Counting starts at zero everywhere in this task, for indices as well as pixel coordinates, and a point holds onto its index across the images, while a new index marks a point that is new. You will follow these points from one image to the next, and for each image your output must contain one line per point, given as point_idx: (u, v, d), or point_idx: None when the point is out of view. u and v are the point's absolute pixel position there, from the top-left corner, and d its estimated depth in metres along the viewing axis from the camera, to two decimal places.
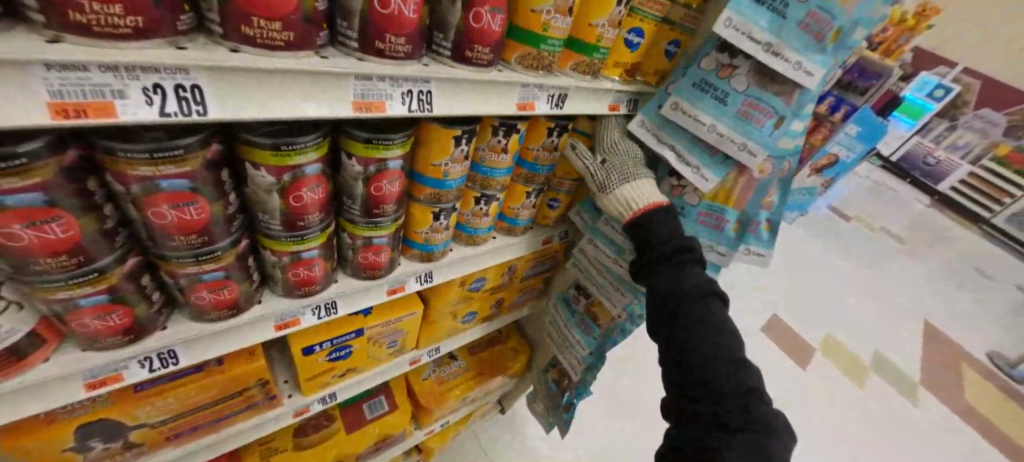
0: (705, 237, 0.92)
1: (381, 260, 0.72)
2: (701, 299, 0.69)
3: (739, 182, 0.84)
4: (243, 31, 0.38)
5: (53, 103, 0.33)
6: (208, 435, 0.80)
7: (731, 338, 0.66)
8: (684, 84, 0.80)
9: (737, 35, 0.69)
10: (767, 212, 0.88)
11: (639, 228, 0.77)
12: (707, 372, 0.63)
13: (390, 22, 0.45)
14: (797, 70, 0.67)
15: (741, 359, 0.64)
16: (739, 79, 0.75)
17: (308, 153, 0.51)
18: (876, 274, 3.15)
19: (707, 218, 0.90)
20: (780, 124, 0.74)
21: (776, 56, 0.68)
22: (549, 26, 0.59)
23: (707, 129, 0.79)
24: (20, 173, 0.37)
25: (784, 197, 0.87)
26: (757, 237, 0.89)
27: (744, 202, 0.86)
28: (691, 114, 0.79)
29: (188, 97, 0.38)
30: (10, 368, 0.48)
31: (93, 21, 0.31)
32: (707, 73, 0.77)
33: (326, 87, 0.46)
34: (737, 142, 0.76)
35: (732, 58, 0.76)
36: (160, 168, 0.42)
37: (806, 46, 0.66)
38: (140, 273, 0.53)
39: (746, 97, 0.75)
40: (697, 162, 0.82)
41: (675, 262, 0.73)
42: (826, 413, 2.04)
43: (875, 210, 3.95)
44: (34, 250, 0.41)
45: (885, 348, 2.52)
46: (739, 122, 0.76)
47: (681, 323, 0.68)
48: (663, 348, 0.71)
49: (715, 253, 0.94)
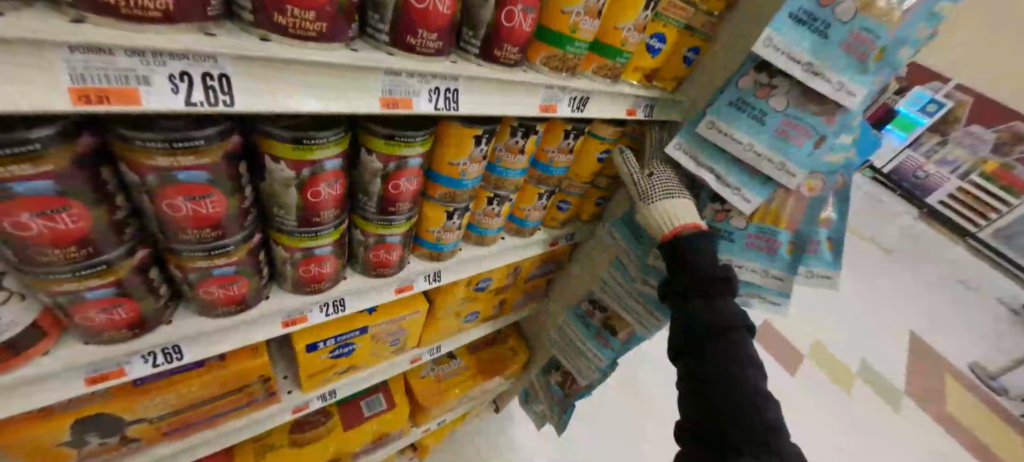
0: (758, 261, 0.88)
1: (392, 258, 0.71)
2: (732, 330, 0.68)
3: (789, 202, 0.81)
4: (275, 19, 0.36)
5: (73, 88, 0.31)
6: (204, 432, 0.77)
7: (758, 372, 0.64)
8: (720, 104, 0.80)
9: (778, 55, 0.69)
10: (827, 229, 0.84)
11: (682, 254, 0.75)
12: (737, 402, 0.60)
13: (422, 16, 0.43)
14: (839, 90, 0.67)
15: (768, 396, 0.62)
16: (778, 100, 0.75)
17: (329, 148, 0.49)
18: (867, 284, 3.19)
19: (759, 240, 0.86)
20: (820, 143, 0.73)
21: (817, 76, 0.68)
22: (577, 27, 0.58)
23: (743, 148, 0.79)
24: (30, 160, 0.35)
25: (841, 211, 0.83)
26: (818, 258, 0.84)
27: (796, 223, 0.83)
28: (728, 132, 0.79)
29: (215, 87, 0.37)
30: (9, 361, 0.46)
31: (122, 2, 0.30)
32: (745, 92, 0.77)
33: (354, 81, 0.44)
34: (775, 162, 0.76)
35: (770, 79, 0.75)
36: (178, 158, 0.41)
37: (849, 67, 0.66)
38: (149, 266, 0.51)
39: (785, 117, 0.74)
40: (736, 181, 0.81)
41: (712, 291, 0.71)
42: (823, 420, 2.07)
43: (867, 222, 4.00)
44: (42, 240, 0.39)
45: (875, 357, 2.56)
46: (777, 141, 0.76)
47: (712, 350, 0.66)
48: (686, 373, 0.68)
49: (771, 278, 0.89)
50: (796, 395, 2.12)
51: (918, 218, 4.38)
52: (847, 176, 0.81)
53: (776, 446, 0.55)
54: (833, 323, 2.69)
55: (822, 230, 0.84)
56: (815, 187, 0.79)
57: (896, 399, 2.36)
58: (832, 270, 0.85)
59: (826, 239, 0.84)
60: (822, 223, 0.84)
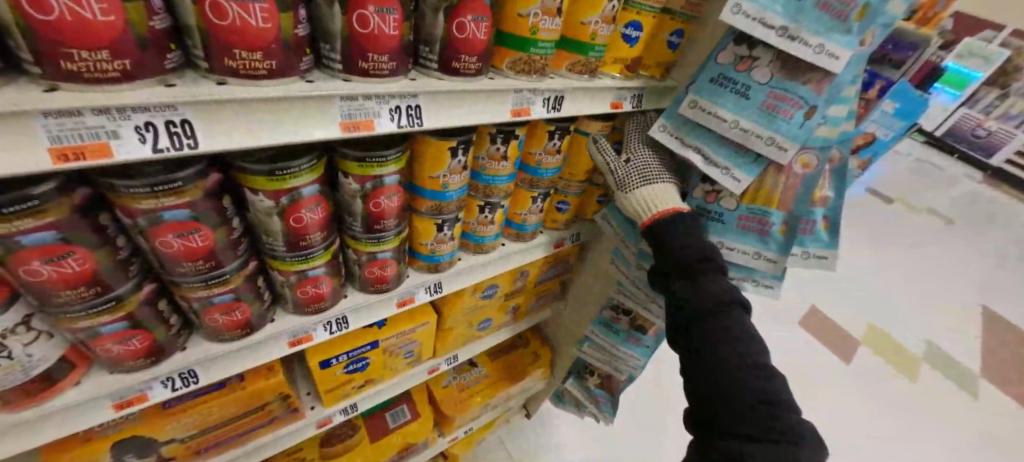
0: (749, 244, 0.85)
1: (388, 273, 0.73)
2: (724, 309, 0.68)
3: (780, 181, 0.78)
4: (227, 63, 0.39)
5: (53, 148, 0.35)
6: (234, 449, 0.84)
7: (756, 348, 0.65)
8: (702, 82, 0.79)
9: (750, 23, 0.68)
10: (824, 208, 0.81)
11: (662, 234, 0.74)
12: (730, 384, 0.62)
13: (369, 41, 0.45)
14: (818, 53, 0.65)
15: (768, 370, 0.63)
16: (761, 71, 0.73)
17: (304, 176, 0.52)
18: (925, 257, 2.95)
19: (751, 222, 0.83)
20: (812, 113, 0.70)
21: (793, 40, 0.66)
22: (537, 28, 0.58)
23: (728, 125, 0.76)
24: (32, 214, 0.39)
25: (839, 189, 0.79)
26: (814, 238, 0.82)
27: (788, 203, 0.79)
28: (710, 110, 0.78)
29: (179, 132, 0.40)
30: (44, 392, 0.52)
31: (83, 67, 0.33)
32: (725, 66, 0.76)
33: (314, 109, 0.47)
34: (763, 137, 0.74)
35: (751, 49, 0.73)
36: (160, 199, 0.44)
37: (827, 27, 0.64)
38: (157, 299, 0.55)
39: (771, 89, 0.72)
40: (726, 161, 0.79)
41: (696, 273, 0.71)
42: (856, 407, 1.91)
43: (919, 190, 3.71)
44: (54, 284, 0.44)
45: (937, 337, 2.36)
46: (765, 115, 0.73)
47: (702, 334, 0.68)
48: (685, 358, 0.70)
49: (764, 260, 0.85)
50: (826, 379, 1.99)
51: (980, 181, 4.02)
52: (844, 150, 0.77)
53: (773, 423, 0.58)
54: (885, 303, 2.49)
55: (818, 209, 0.81)
56: (808, 164, 0.76)
57: (971, 386, 2.15)
58: (830, 252, 0.83)
59: (822, 219, 0.81)
60: (818, 203, 0.80)
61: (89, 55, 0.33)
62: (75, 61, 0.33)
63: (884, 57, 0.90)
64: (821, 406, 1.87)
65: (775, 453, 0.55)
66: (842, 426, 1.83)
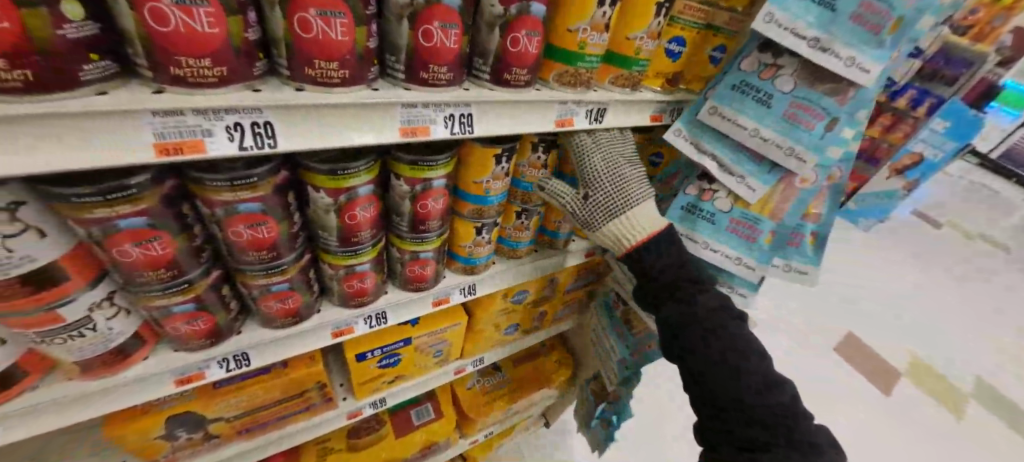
0: (734, 248, 0.87)
1: (426, 273, 0.76)
2: (719, 319, 0.70)
3: (779, 190, 0.82)
4: (308, 72, 0.43)
5: (157, 143, 0.39)
6: (272, 432, 0.88)
7: (753, 354, 0.68)
8: (723, 88, 0.79)
9: (781, 32, 0.67)
10: (812, 223, 0.88)
11: (639, 261, 0.73)
12: (735, 398, 0.66)
13: (432, 53, 0.48)
14: (850, 66, 0.65)
15: (767, 375, 0.67)
16: (785, 79, 0.74)
17: (361, 176, 0.56)
18: (977, 286, 2.77)
19: (740, 227, 0.86)
20: (832, 125, 0.73)
21: (825, 51, 0.66)
22: (585, 43, 0.60)
23: (749, 133, 0.78)
24: (130, 201, 0.44)
25: (831, 207, 0.86)
26: (799, 251, 0.90)
27: (781, 213, 0.84)
28: (732, 118, 0.78)
29: (261, 132, 0.44)
30: (118, 363, 0.57)
31: (188, 73, 0.37)
32: (748, 74, 0.76)
33: (378, 116, 0.50)
34: (783, 147, 0.76)
35: (776, 58, 0.74)
36: (237, 193, 0.49)
37: (860, 39, 0.64)
38: (221, 284, 0.60)
39: (793, 99, 0.74)
40: (742, 171, 0.81)
41: (681, 290, 0.73)
42: (887, 432, 1.84)
43: (971, 215, 3.50)
44: (140, 265, 0.49)
45: (987, 373, 2.22)
46: (786, 124, 0.75)
47: (702, 357, 0.68)
48: (682, 369, 0.73)
49: (743, 266, 0.88)
50: (846, 395, 1.94)
51: None
52: (843, 170, 0.81)
53: (776, 430, 0.63)
54: (930, 332, 2.36)
55: (807, 224, 0.88)
56: (807, 179, 0.80)
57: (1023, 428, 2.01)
58: (811, 267, 0.90)
59: (809, 233, 0.89)
60: (809, 218, 0.88)
61: (194, 62, 0.37)
62: (183, 67, 0.37)
63: (936, 73, 0.87)
64: (839, 421, 1.84)
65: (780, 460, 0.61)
66: (865, 445, 1.78)
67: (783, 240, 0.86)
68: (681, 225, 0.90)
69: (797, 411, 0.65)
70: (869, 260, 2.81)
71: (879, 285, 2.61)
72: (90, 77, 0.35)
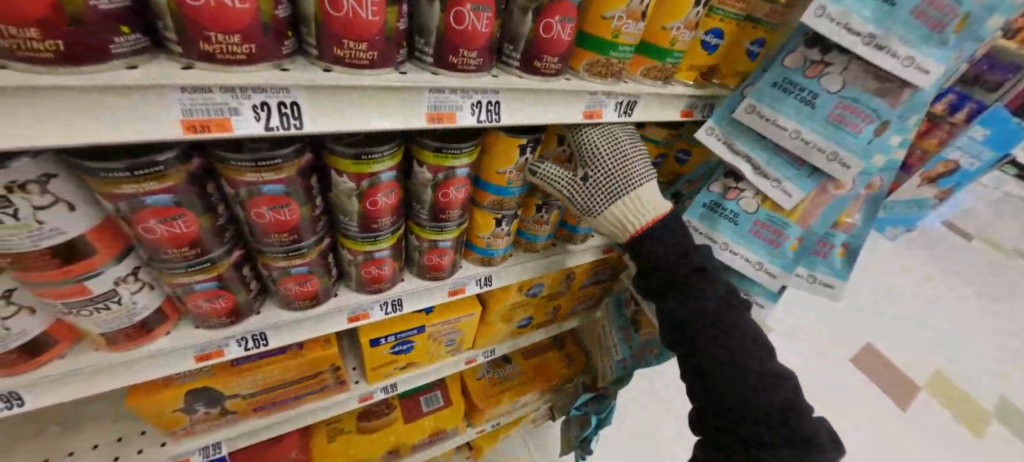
0: (754, 251, 0.85)
1: (444, 262, 0.75)
2: (727, 315, 0.69)
3: (811, 198, 0.79)
4: (336, 52, 0.42)
5: (184, 120, 0.39)
6: (285, 411, 0.89)
7: (761, 353, 0.67)
8: (762, 85, 0.75)
9: (833, 27, 0.64)
10: (845, 234, 0.84)
11: (646, 248, 0.71)
12: (743, 396, 0.65)
13: (462, 37, 0.47)
14: (908, 66, 0.62)
15: (776, 374, 0.66)
16: (831, 78, 0.70)
17: (384, 162, 0.55)
18: (1008, 302, 2.66)
19: (764, 230, 0.83)
20: (881, 130, 0.69)
21: (881, 50, 0.63)
22: (619, 32, 0.58)
23: (788, 135, 0.75)
24: (157, 178, 0.44)
25: (867, 217, 0.81)
26: (826, 263, 0.86)
27: (810, 220, 0.81)
28: (770, 118, 0.75)
29: (288, 113, 0.43)
30: (141, 337, 0.58)
31: (217, 49, 0.37)
32: (791, 71, 0.73)
33: (403, 102, 0.49)
34: (825, 152, 0.72)
35: (823, 54, 0.70)
36: (262, 174, 0.48)
37: (920, 37, 0.61)
38: (242, 265, 0.60)
39: (839, 99, 0.70)
40: (778, 174, 0.78)
41: (687, 282, 0.71)
42: (901, 440, 1.81)
43: (1006, 227, 3.35)
44: (165, 242, 0.49)
45: (1014, 392, 2.13)
46: (830, 127, 0.71)
47: (709, 354, 0.67)
48: (686, 365, 0.71)
49: (764, 272, 0.86)
50: (858, 400, 1.91)
51: None
52: (885, 179, 0.77)
53: (787, 431, 0.62)
54: (955, 347, 2.28)
55: (839, 235, 0.84)
56: (843, 186, 0.76)
57: None
58: (838, 280, 0.86)
59: (840, 244, 0.85)
60: (841, 227, 0.83)
61: (224, 38, 0.36)
62: (212, 43, 0.36)
63: (979, 78, 0.82)
64: (852, 429, 1.81)
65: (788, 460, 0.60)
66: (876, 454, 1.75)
67: (810, 248, 0.83)
68: (699, 221, 0.89)
69: (803, 406, 0.65)
70: (895, 269, 2.72)
71: (904, 296, 2.53)
72: (121, 50, 0.34)
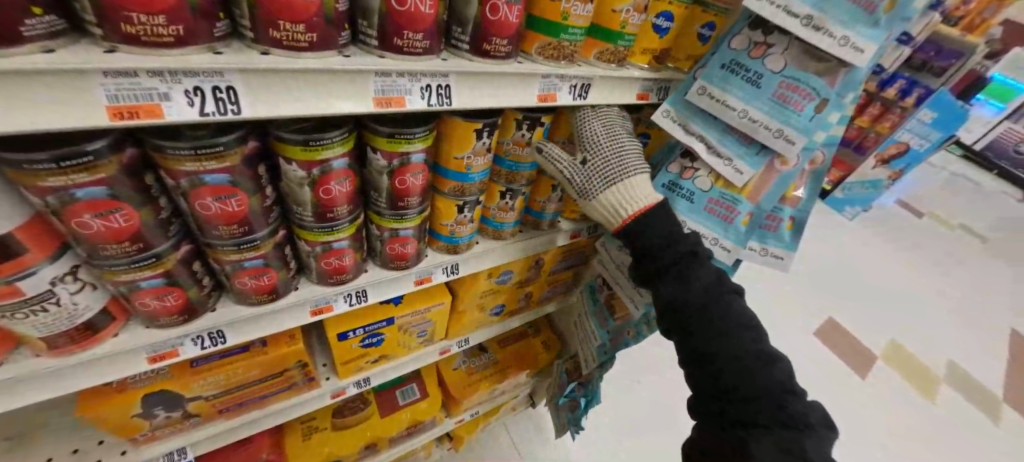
0: (711, 228, 0.88)
1: (408, 251, 0.75)
2: (716, 300, 0.71)
3: (760, 174, 0.83)
4: (272, 34, 0.41)
5: (110, 106, 0.37)
6: (253, 411, 0.88)
7: (751, 335, 0.69)
8: (712, 67, 0.78)
9: (774, 10, 0.67)
10: (792, 208, 0.88)
11: (635, 236, 0.73)
12: (735, 378, 0.67)
13: (407, 19, 0.46)
14: (843, 46, 0.65)
15: (768, 357, 0.68)
16: (775, 58, 0.73)
17: (335, 148, 0.54)
18: (957, 274, 2.84)
19: (718, 207, 0.86)
20: (822, 107, 0.72)
21: (819, 31, 0.66)
22: (568, 14, 0.58)
23: (737, 115, 0.77)
24: (87, 170, 0.42)
25: (812, 191, 0.86)
26: (777, 236, 0.90)
27: (759, 196, 0.84)
28: (720, 99, 0.77)
29: (224, 98, 0.42)
30: (86, 340, 0.56)
31: (141, 31, 0.35)
32: (738, 53, 0.75)
33: (351, 87, 0.49)
34: (771, 129, 0.75)
35: (766, 36, 0.73)
36: (202, 163, 0.47)
37: (853, 18, 0.64)
38: (192, 260, 0.58)
39: (783, 78, 0.73)
40: (730, 153, 0.81)
41: (679, 268, 0.72)
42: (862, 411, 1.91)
43: (953, 205, 3.57)
44: (102, 237, 0.47)
45: (963, 358, 2.28)
46: (776, 106, 0.74)
47: (699, 337, 0.71)
48: (682, 350, 0.75)
49: (720, 248, 0.89)
50: (823, 382, 1.97)
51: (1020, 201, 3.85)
52: (827, 154, 0.82)
53: (779, 412, 0.63)
54: (909, 318, 2.42)
55: (787, 208, 0.88)
56: (788, 162, 0.80)
57: (992, 409, 2.09)
58: (787, 253, 0.90)
59: (788, 218, 0.88)
60: (788, 201, 0.88)
61: (146, 19, 0.35)
62: (135, 24, 0.35)
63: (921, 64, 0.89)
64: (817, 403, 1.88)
65: (779, 439, 0.61)
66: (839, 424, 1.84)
67: (760, 222, 0.86)
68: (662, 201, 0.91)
69: (796, 387, 0.66)
70: (854, 247, 2.86)
71: (865, 273, 2.66)
72: (34, 32, 0.32)
